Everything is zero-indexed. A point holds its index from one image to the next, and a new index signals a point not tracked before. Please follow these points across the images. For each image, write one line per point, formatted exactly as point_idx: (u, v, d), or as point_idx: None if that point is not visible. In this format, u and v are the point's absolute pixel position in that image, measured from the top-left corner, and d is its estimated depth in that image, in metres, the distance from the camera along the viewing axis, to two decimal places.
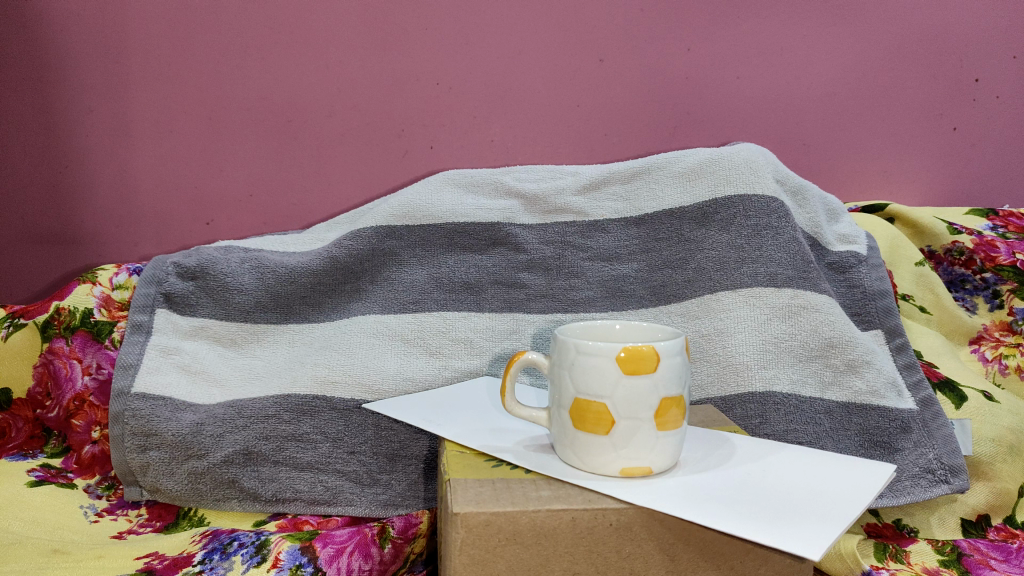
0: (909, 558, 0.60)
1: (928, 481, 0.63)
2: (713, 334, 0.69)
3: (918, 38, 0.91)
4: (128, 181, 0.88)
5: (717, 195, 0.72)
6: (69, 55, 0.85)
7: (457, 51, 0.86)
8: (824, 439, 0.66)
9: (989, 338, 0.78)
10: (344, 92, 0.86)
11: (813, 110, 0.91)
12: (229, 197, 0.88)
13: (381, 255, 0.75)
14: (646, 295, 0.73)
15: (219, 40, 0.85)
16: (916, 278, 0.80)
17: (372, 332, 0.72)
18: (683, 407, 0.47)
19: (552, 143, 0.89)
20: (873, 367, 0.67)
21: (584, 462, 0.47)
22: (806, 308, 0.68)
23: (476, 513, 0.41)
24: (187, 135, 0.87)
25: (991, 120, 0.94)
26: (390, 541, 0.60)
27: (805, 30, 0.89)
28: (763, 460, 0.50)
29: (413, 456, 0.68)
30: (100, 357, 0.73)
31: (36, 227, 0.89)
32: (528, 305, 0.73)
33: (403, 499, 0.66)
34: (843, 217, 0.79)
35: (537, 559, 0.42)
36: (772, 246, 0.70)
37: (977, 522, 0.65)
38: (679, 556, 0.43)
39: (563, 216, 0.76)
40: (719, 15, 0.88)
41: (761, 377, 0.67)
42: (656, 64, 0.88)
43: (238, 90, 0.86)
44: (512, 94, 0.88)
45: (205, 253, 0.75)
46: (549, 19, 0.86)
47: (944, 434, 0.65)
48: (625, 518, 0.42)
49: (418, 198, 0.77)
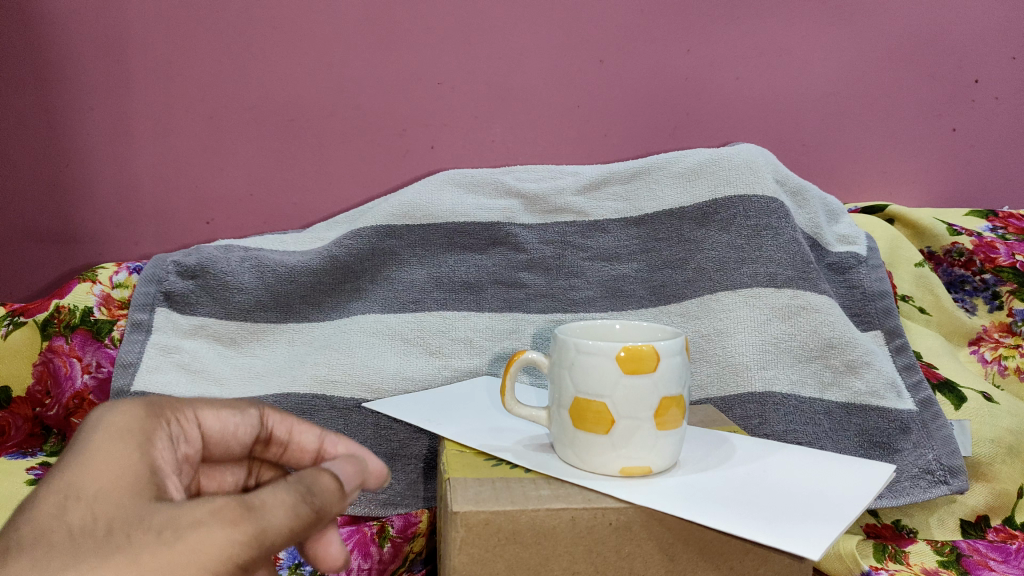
0: (909, 558, 0.60)
1: (928, 482, 0.64)
2: (712, 335, 0.69)
3: (918, 40, 0.91)
4: (128, 179, 0.88)
5: (717, 195, 0.72)
6: (70, 55, 0.85)
7: (457, 50, 0.86)
8: (824, 440, 0.66)
9: (989, 339, 0.78)
10: (345, 92, 0.86)
11: (812, 111, 0.91)
12: (229, 196, 0.89)
13: (381, 255, 0.75)
14: (646, 294, 0.73)
15: (219, 40, 0.85)
16: (916, 279, 0.80)
17: (372, 331, 0.72)
18: (683, 407, 0.48)
19: (551, 142, 0.89)
20: (873, 368, 0.67)
21: (583, 462, 0.47)
22: (806, 308, 0.68)
23: (476, 512, 0.41)
24: (187, 134, 0.87)
25: (989, 122, 0.94)
26: (390, 541, 0.62)
27: (805, 31, 0.89)
28: (763, 460, 0.51)
29: (413, 456, 0.67)
30: (100, 355, 0.73)
31: (36, 225, 0.89)
32: (528, 304, 0.74)
33: (403, 498, 0.66)
34: (843, 218, 0.79)
35: (537, 558, 0.42)
36: (772, 246, 0.70)
37: (977, 522, 0.65)
38: (679, 556, 0.43)
39: (563, 216, 0.76)
40: (719, 16, 0.87)
41: (761, 377, 0.67)
42: (655, 65, 0.88)
43: (238, 89, 0.86)
44: (513, 95, 0.88)
45: (206, 251, 0.75)
46: (549, 19, 0.86)
47: (944, 435, 0.66)
48: (624, 518, 0.42)
49: (418, 197, 0.77)
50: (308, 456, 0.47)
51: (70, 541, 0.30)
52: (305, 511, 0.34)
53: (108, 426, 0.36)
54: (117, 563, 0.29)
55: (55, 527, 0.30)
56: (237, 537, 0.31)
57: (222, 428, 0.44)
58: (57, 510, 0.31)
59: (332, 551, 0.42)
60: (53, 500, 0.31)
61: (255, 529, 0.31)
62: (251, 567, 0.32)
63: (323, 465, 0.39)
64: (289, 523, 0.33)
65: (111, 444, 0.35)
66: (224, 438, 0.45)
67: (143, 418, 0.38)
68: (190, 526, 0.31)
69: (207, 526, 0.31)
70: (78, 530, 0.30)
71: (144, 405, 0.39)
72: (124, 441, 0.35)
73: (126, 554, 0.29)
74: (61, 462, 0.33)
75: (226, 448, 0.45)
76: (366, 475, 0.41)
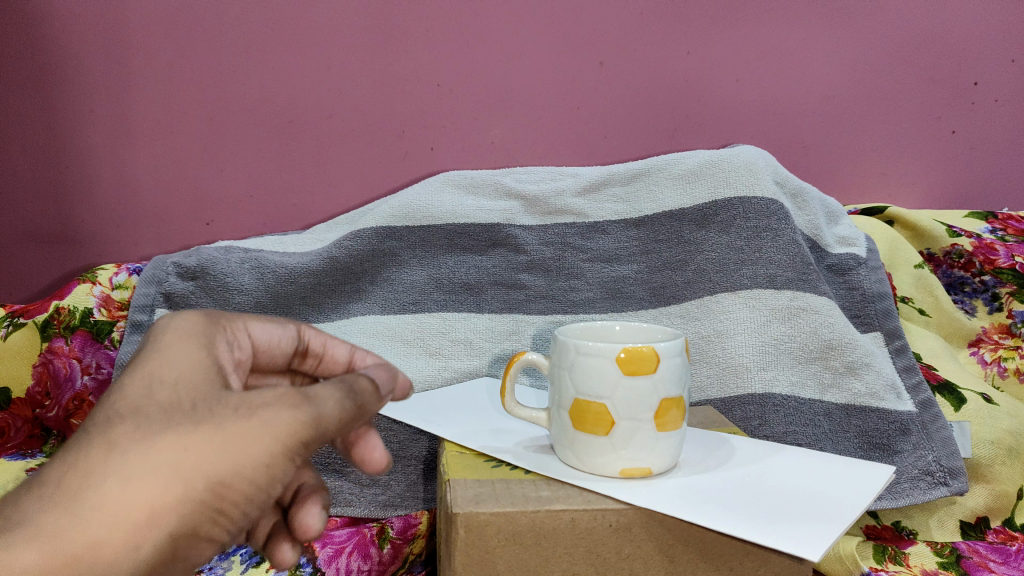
0: (909, 559, 0.60)
1: (928, 483, 0.63)
2: (712, 336, 0.69)
3: (918, 42, 0.91)
4: (129, 180, 0.88)
5: (717, 197, 0.72)
6: (70, 56, 0.85)
7: (457, 52, 0.86)
8: (824, 441, 0.66)
9: (989, 340, 0.79)
10: (345, 94, 0.87)
11: (812, 112, 0.91)
12: (229, 197, 0.89)
13: (381, 256, 0.75)
14: (646, 296, 0.73)
15: (220, 41, 0.85)
16: (916, 281, 0.80)
17: (372, 332, 0.72)
18: (683, 407, 0.48)
19: (551, 144, 0.89)
20: (872, 369, 0.67)
21: (584, 463, 0.47)
22: (805, 309, 0.68)
23: (477, 513, 0.41)
24: (187, 136, 0.87)
25: (989, 124, 0.94)
26: (390, 542, 0.62)
27: (805, 34, 0.89)
28: (763, 461, 0.51)
29: (413, 458, 0.67)
30: (100, 356, 0.74)
31: (36, 227, 0.89)
32: (528, 305, 0.74)
33: (403, 499, 0.66)
34: (843, 219, 0.79)
35: (537, 559, 0.42)
36: (772, 248, 0.70)
37: (976, 524, 0.65)
38: (679, 557, 0.43)
39: (563, 217, 0.76)
40: (719, 18, 0.88)
41: (761, 378, 0.67)
42: (655, 67, 0.88)
43: (239, 91, 0.86)
44: (513, 97, 0.88)
45: (206, 252, 0.74)
46: (550, 21, 0.86)
47: (944, 436, 0.65)
48: (625, 519, 0.42)
49: (418, 198, 0.76)
50: (340, 367, 0.50)
51: (162, 412, 0.34)
52: (350, 406, 0.37)
53: (176, 330, 0.40)
54: (201, 429, 0.33)
55: (145, 405, 0.34)
56: (298, 419, 0.34)
57: (269, 339, 0.47)
58: (144, 391, 0.35)
59: (375, 457, 0.44)
60: (140, 383, 0.36)
61: (312, 414, 0.35)
62: (310, 446, 0.35)
63: (359, 370, 0.41)
64: (338, 414, 0.36)
65: (177, 346, 0.39)
66: (271, 348, 0.47)
67: (203, 325, 0.42)
68: (259, 405, 0.34)
69: (274, 406, 0.34)
70: (166, 404, 0.34)
71: (202, 315, 0.43)
72: (189, 341, 0.39)
73: (211, 423, 0.33)
74: (138, 358, 0.38)
75: (271, 361, 0.48)
76: (398, 382, 0.43)
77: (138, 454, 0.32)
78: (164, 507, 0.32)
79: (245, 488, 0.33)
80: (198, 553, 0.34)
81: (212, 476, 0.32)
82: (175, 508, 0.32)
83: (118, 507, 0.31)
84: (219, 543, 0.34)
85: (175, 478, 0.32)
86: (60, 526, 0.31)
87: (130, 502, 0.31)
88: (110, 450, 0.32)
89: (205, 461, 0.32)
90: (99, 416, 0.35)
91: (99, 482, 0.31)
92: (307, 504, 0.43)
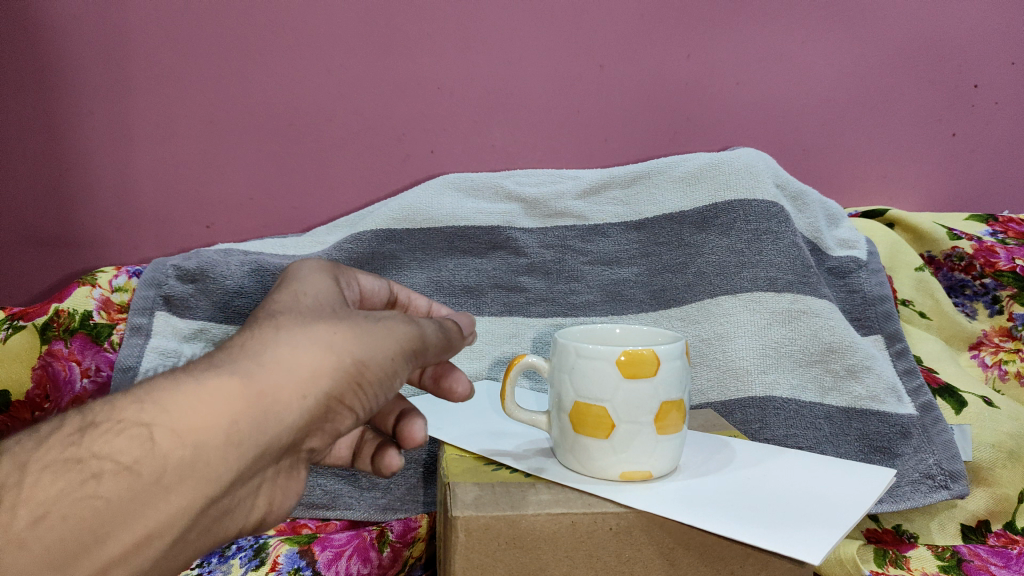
0: (909, 563, 0.60)
1: (928, 486, 0.63)
2: (713, 339, 0.69)
3: (918, 45, 0.91)
4: (129, 182, 0.88)
5: (717, 200, 0.72)
6: (72, 58, 0.85)
7: (457, 55, 0.86)
8: (824, 444, 0.65)
9: (989, 343, 0.79)
10: (345, 96, 0.87)
11: (812, 115, 0.91)
12: (229, 199, 0.89)
13: (381, 259, 0.75)
14: (646, 299, 0.73)
15: (220, 43, 0.85)
16: (916, 284, 0.80)
17: None
18: (683, 411, 0.47)
19: (551, 147, 0.90)
20: (873, 373, 0.67)
21: (584, 467, 0.47)
22: (806, 312, 0.68)
23: (476, 517, 0.41)
24: (188, 138, 0.87)
25: (988, 127, 0.94)
26: (390, 546, 0.61)
27: (805, 36, 0.89)
28: (764, 465, 0.50)
29: (413, 460, 0.68)
30: (100, 359, 0.73)
31: (37, 229, 0.89)
32: (528, 308, 0.74)
33: (403, 502, 0.66)
34: (843, 222, 0.78)
35: (537, 563, 0.42)
36: (772, 251, 0.70)
37: (977, 528, 0.65)
38: (679, 561, 0.43)
39: (563, 220, 0.76)
40: (719, 21, 0.88)
41: (761, 381, 0.67)
42: (654, 70, 0.88)
43: (239, 93, 0.86)
44: (513, 100, 0.88)
45: (206, 254, 0.74)
46: (550, 23, 0.86)
47: (944, 440, 0.65)
48: (625, 523, 0.42)
49: (417, 201, 0.76)
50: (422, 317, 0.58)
51: (312, 311, 0.40)
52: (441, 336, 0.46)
53: (307, 266, 0.46)
54: (344, 324, 0.39)
55: (296, 306, 0.40)
56: (412, 331, 0.42)
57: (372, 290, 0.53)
58: (292, 299, 0.41)
59: (461, 386, 0.50)
60: (287, 296, 0.41)
61: (419, 331, 0.43)
62: (417, 356, 0.43)
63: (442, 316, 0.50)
64: (436, 339, 0.45)
65: (315, 272, 0.45)
66: (372, 298, 0.53)
67: (329, 266, 0.48)
68: (384, 316, 0.42)
69: (393, 319, 0.42)
70: (314, 307, 0.40)
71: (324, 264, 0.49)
72: (321, 273, 0.45)
73: (353, 320, 0.40)
74: (284, 281, 0.44)
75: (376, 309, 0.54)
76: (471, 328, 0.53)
77: (302, 332, 0.38)
78: (324, 371, 0.37)
79: (376, 372, 0.39)
80: (338, 421, 0.39)
81: (358, 355, 0.38)
82: (330, 375, 0.37)
83: (288, 368, 0.36)
84: (353, 419, 0.40)
85: (329, 352, 0.37)
86: (251, 370, 0.35)
87: (298, 362, 0.36)
88: (277, 329, 0.38)
89: (353, 344, 0.38)
90: (257, 313, 0.40)
91: (271, 348, 0.36)
92: (412, 418, 0.50)
